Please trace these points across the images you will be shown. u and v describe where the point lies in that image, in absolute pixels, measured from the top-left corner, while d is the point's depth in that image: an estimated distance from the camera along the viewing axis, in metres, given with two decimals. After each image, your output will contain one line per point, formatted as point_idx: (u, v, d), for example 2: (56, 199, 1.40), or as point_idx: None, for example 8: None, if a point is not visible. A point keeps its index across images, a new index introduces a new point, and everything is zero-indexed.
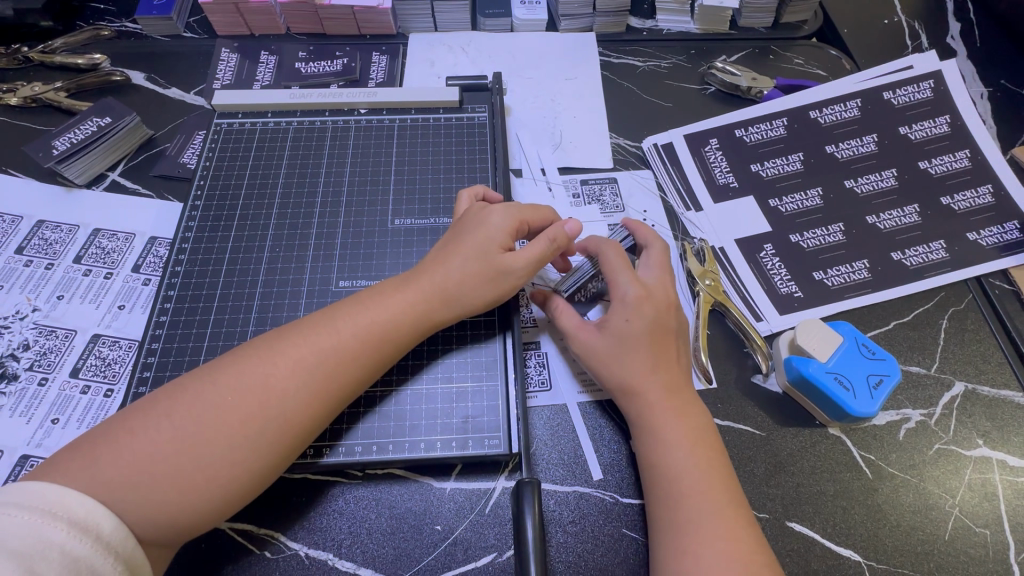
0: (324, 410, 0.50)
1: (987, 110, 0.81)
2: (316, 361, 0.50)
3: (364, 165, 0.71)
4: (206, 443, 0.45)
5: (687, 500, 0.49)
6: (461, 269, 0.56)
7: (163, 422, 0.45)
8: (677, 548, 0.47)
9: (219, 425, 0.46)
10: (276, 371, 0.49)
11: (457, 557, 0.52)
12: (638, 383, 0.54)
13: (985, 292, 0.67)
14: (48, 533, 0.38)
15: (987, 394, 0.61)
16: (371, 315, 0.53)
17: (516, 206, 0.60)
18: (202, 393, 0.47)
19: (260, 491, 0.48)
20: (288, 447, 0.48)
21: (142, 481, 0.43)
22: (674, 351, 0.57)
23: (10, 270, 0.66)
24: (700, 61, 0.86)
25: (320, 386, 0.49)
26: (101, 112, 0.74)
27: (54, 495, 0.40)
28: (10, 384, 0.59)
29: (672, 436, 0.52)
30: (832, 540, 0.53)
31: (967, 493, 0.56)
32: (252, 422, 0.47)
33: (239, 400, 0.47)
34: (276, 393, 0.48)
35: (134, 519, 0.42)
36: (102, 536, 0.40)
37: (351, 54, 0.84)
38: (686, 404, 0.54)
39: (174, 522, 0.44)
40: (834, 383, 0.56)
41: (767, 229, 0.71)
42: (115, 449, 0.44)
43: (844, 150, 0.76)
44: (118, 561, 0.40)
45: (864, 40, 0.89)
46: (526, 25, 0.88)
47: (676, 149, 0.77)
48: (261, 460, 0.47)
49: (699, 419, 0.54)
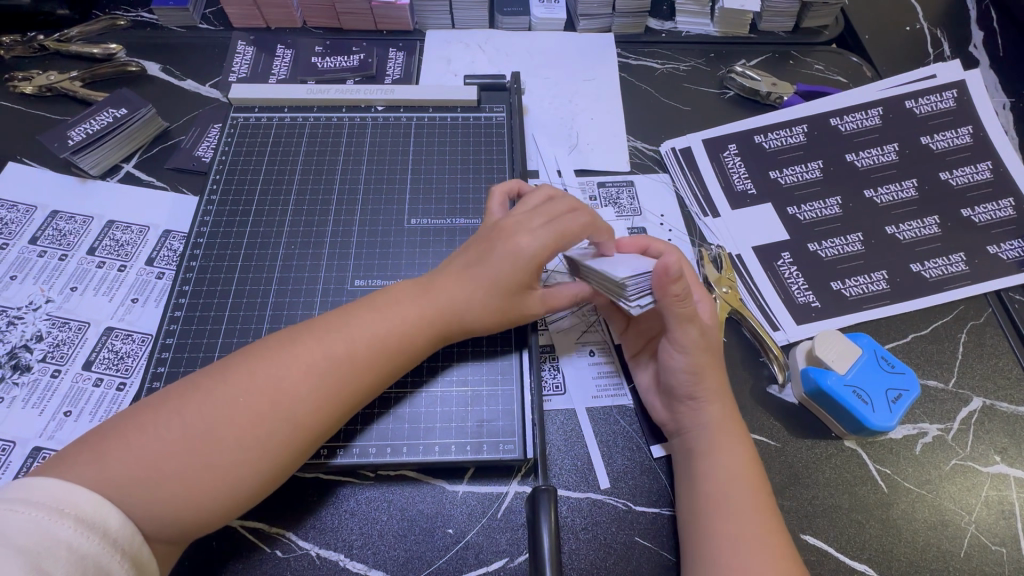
0: (334, 412, 0.49)
1: (1010, 121, 0.80)
2: (327, 360, 0.50)
3: (380, 163, 0.70)
4: (216, 441, 0.45)
5: (726, 510, 0.49)
6: (486, 297, 0.55)
7: (174, 420, 0.45)
8: (716, 557, 0.47)
9: (230, 424, 0.46)
10: (288, 371, 0.48)
11: (469, 561, 0.51)
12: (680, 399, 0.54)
13: (1005, 307, 0.67)
14: (55, 530, 0.37)
15: (1005, 410, 0.60)
16: (385, 322, 0.53)
17: (550, 223, 0.55)
18: (213, 391, 0.47)
19: (270, 491, 0.48)
20: (295, 449, 0.48)
21: (148, 478, 0.43)
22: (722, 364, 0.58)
23: (24, 260, 0.66)
24: (719, 65, 0.86)
25: (331, 388, 0.49)
26: (117, 103, 0.73)
27: (61, 492, 0.39)
28: (23, 374, 0.59)
29: (714, 450, 0.52)
30: (846, 553, 0.53)
31: (984, 510, 0.55)
32: (263, 423, 0.46)
33: (252, 397, 0.47)
34: (287, 394, 0.48)
35: (142, 516, 0.42)
36: (108, 533, 0.39)
37: (368, 49, 0.83)
38: (727, 419, 0.54)
39: (182, 522, 0.43)
40: (852, 396, 0.56)
41: (785, 237, 0.70)
42: (124, 444, 0.43)
43: (864, 159, 0.75)
44: (124, 559, 0.40)
45: (885, 47, 0.88)
46: (544, 24, 0.88)
47: (695, 153, 0.77)
48: (272, 459, 0.46)
49: (748, 440, 0.54)
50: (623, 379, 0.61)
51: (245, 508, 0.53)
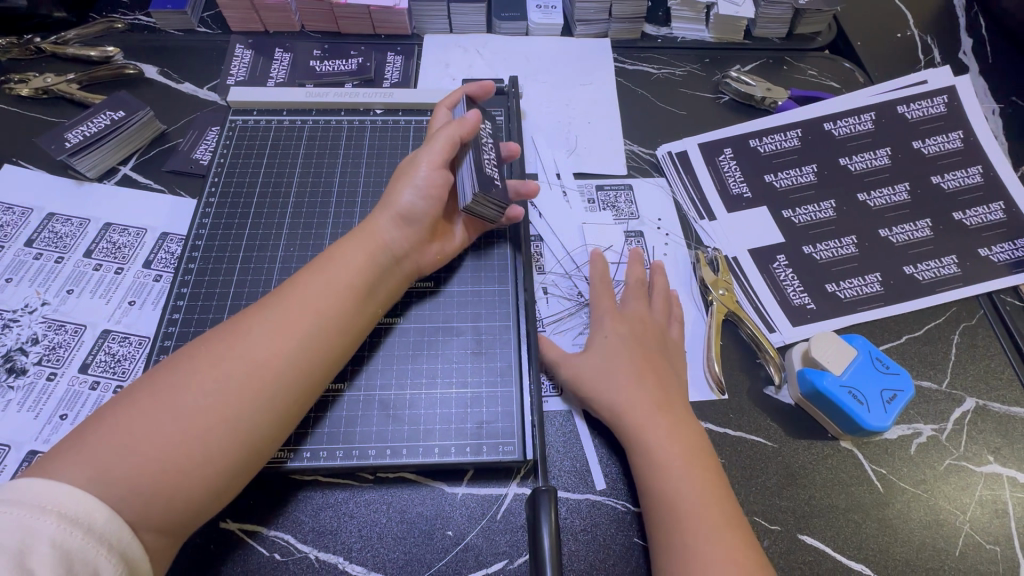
0: (294, 354, 0.49)
1: (999, 127, 0.82)
2: (278, 307, 0.50)
3: (379, 166, 0.70)
4: (180, 394, 0.45)
5: (693, 515, 0.48)
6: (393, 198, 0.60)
7: (144, 387, 0.45)
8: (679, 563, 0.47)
9: (191, 375, 0.46)
10: (242, 321, 0.50)
11: (468, 563, 0.51)
12: (621, 400, 0.55)
13: (996, 309, 0.68)
14: (38, 528, 0.37)
15: (998, 411, 0.61)
16: (353, 281, 0.53)
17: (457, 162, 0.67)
18: (180, 354, 0.48)
19: (251, 455, 0.47)
20: (260, 395, 0.47)
21: (123, 447, 0.42)
22: (649, 366, 0.58)
23: (20, 263, 0.66)
24: (714, 70, 0.87)
25: (285, 328, 0.49)
26: (115, 105, 0.73)
27: (45, 490, 0.38)
28: (18, 378, 0.59)
29: (673, 452, 0.52)
30: (843, 553, 0.53)
31: (978, 510, 0.56)
32: (221, 367, 0.46)
33: (227, 365, 0.47)
34: (241, 342, 0.48)
35: (118, 501, 0.40)
36: (94, 528, 0.38)
37: (366, 54, 0.84)
38: (659, 420, 0.54)
39: (162, 499, 0.42)
40: (847, 397, 0.56)
41: (781, 240, 0.71)
42: (100, 428, 0.43)
43: (857, 163, 0.76)
44: (114, 556, 0.39)
45: (878, 53, 0.90)
46: (541, 29, 0.88)
47: (690, 157, 0.77)
48: (239, 408, 0.46)
49: (686, 433, 0.54)
50: None
51: (243, 511, 0.53)
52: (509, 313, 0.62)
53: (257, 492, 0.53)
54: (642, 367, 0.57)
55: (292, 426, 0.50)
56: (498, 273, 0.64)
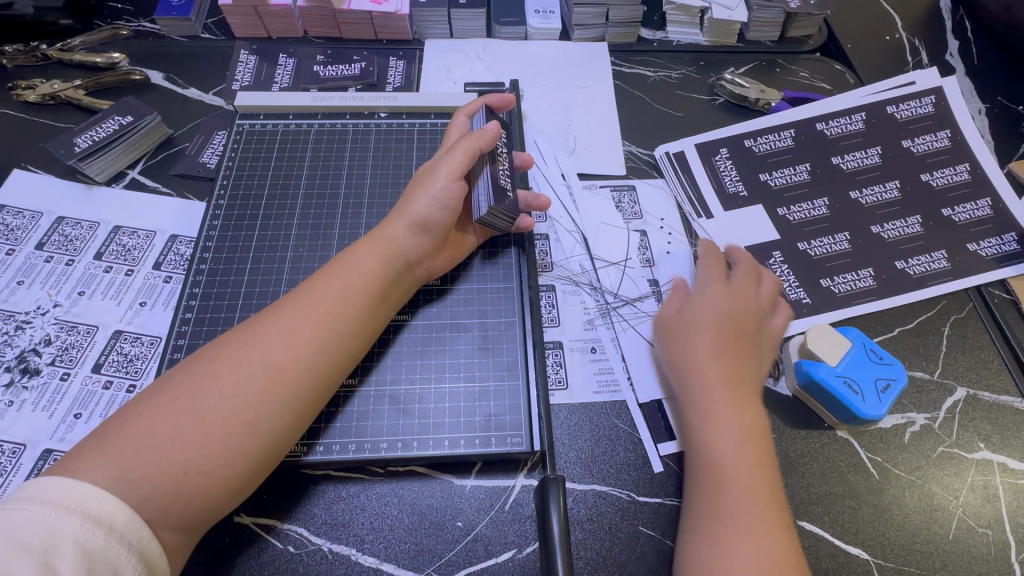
0: (309, 356, 0.50)
1: (985, 126, 0.84)
2: (293, 309, 0.52)
3: (385, 168, 0.72)
4: (200, 396, 0.46)
5: (736, 497, 0.50)
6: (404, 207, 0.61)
7: (164, 388, 0.47)
8: (713, 539, 0.48)
9: (211, 377, 0.47)
10: (259, 324, 0.51)
11: (479, 553, 0.53)
12: (699, 364, 0.57)
13: (985, 301, 0.70)
14: (61, 527, 0.38)
15: (988, 399, 0.63)
16: (365, 285, 0.55)
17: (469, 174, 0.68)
18: (198, 356, 0.49)
19: (267, 457, 0.48)
20: (277, 397, 0.48)
21: (145, 448, 0.43)
22: (743, 346, 0.59)
23: (31, 266, 0.67)
24: (709, 73, 0.89)
25: (300, 330, 0.51)
26: (123, 110, 0.74)
27: (68, 490, 0.40)
28: (32, 378, 0.60)
29: (731, 431, 0.53)
30: (840, 538, 0.55)
31: (970, 495, 0.58)
32: (240, 370, 0.48)
33: (245, 368, 0.48)
34: (258, 344, 0.49)
35: (138, 499, 0.41)
36: (115, 528, 0.40)
37: (369, 58, 0.85)
38: (738, 405, 0.55)
39: (182, 498, 0.43)
40: (843, 386, 0.58)
41: (777, 237, 0.73)
42: (122, 428, 0.44)
43: (849, 162, 0.78)
44: (133, 555, 0.40)
45: (867, 55, 0.92)
46: (540, 34, 0.90)
47: (687, 158, 0.79)
48: (256, 410, 0.47)
49: (751, 419, 0.54)
50: (622, 375, 0.63)
51: (257, 505, 0.54)
52: (515, 309, 0.63)
53: (271, 487, 0.54)
54: (733, 346, 0.58)
55: (306, 427, 0.51)
56: (503, 271, 0.66)
